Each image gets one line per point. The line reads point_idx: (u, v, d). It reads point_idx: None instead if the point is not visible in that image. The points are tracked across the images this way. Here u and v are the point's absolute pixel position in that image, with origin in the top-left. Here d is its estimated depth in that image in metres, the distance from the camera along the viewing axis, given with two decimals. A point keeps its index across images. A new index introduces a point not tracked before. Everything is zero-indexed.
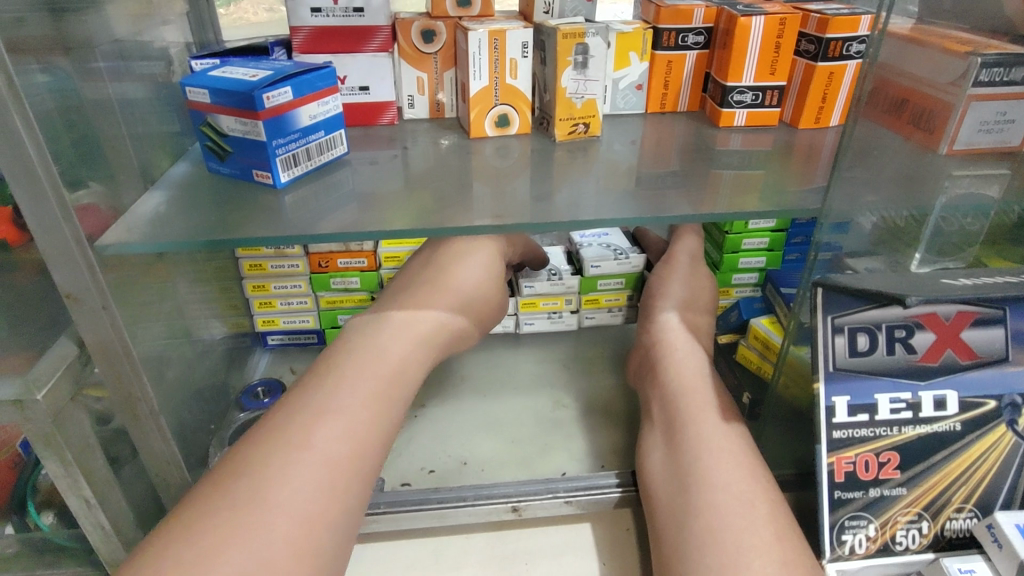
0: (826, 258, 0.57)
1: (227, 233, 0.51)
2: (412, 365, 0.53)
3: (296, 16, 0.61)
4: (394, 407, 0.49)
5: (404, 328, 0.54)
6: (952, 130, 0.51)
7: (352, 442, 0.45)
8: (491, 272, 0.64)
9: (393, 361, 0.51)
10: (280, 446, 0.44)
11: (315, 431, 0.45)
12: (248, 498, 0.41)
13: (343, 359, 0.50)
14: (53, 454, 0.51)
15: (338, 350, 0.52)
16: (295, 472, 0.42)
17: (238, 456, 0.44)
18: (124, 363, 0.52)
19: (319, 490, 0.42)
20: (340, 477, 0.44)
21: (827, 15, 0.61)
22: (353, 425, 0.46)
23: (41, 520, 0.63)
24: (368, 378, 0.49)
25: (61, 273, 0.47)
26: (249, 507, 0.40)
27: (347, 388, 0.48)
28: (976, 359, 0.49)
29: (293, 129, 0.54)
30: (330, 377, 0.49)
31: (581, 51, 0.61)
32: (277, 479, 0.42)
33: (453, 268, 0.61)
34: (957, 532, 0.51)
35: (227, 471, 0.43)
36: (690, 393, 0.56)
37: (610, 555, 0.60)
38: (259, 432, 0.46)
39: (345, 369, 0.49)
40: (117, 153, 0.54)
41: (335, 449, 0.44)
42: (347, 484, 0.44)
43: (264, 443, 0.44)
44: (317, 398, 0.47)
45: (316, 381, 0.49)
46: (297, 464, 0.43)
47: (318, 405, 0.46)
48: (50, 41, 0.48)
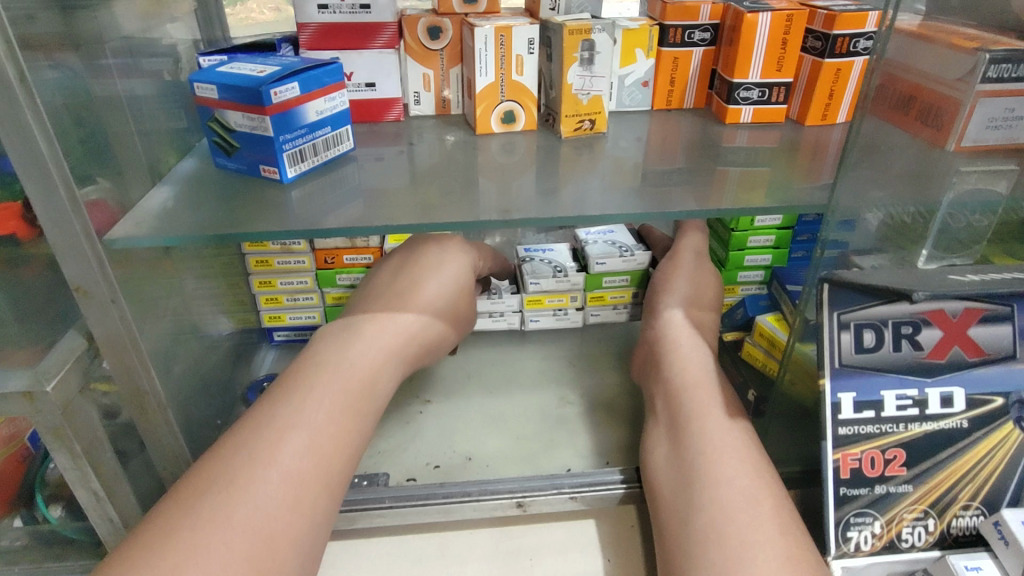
0: (833, 255, 0.58)
1: (234, 228, 0.51)
2: (381, 379, 0.53)
3: (303, 13, 0.62)
4: (360, 422, 0.49)
5: (371, 338, 0.54)
6: (960, 126, 0.51)
7: (316, 458, 0.45)
8: (461, 285, 0.64)
9: (362, 375, 0.51)
10: (242, 461, 0.44)
11: (282, 447, 0.45)
12: (213, 513, 0.41)
13: (311, 370, 0.50)
14: (62, 446, 0.51)
15: (305, 360, 0.52)
16: (258, 489, 0.42)
17: (209, 465, 0.44)
18: (133, 356, 0.52)
19: (281, 507, 0.43)
20: (302, 495, 0.44)
21: (834, 11, 0.61)
22: (318, 441, 0.46)
23: (49, 513, 0.63)
24: (337, 392, 0.49)
25: (71, 267, 0.47)
26: (214, 523, 0.40)
27: (314, 402, 0.48)
28: (983, 356, 0.49)
29: (300, 124, 0.54)
30: (296, 390, 0.48)
31: (587, 47, 0.61)
32: (242, 494, 0.42)
33: (427, 279, 0.61)
34: (964, 529, 0.51)
35: (199, 480, 0.43)
36: (696, 388, 0.56)
37: (615, 552, 0.60)
38: (226, 444, 0.46)
39: (313, 380, 0.49)
40: (125, 149, 0.55)
41: (298, 466, 0.44)
42: (310, 502, 0.44)
43: (232, 455, 0.44)
44: (285, 410, 0.47)
45: (284, 392, 0.49)
46: (256, 481, 0.43)
47: (283, 419, 0.46)
48: (61, 37, 0.49)
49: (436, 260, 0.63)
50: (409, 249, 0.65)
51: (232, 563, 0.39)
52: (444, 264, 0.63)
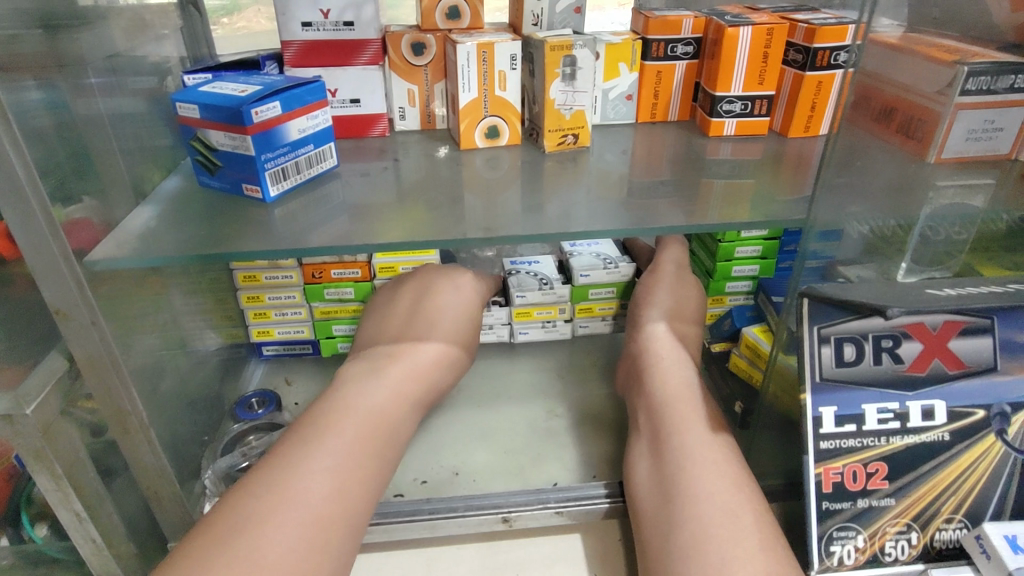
0: (817, 266, 0.58)
1: (218, 247, 0.52)
2: (398, 421, 0.53)
3: (287, 31, 0.62)
4: (380, 462, 0.50)
5: (388, 384, 0.55)
6: (941, 138, 0.52)
7: (341, 502, 0.46)
8: (465, 320, 0.68)
9: (383, 419, 0.52)
10: (260, 502, 0.44)
11: (308, 488, 0.45)
12: (239, 553, 0.41)
13: (331, 414, 0.50)
14: (43, 468, 0.51)
15: (326, 402, 0.52)
16: (283, 530, 0.43)
17: (224, 510, 0.44)
18: (113, 377, 0.52)
19: (303, 550, 0.43)
20: (323, 538, 0.44)
21: (814, 25, 0.62)
22: (339, 483, 0.46)
23: (35, 532, 0.62)
24: (362, 436, 0.50)
25: (50, 289, 0.47)
26: (237, 568, 0.40)
27: (336, 443, 0.48)
28: (963, 368, 0.49)
29: (282, 143, 0.55)
30: (315, 432, 0.49)
31: (568, 63, 0.62)
32: (265, 534, 0.42)
33: (437, 321, 0.65)
34: (947, 543, 0.51)
35: (224, 518, 0.44)
36: (679, 400, 0.57)
37: (601, 566, 0.60)
38: (249, 484, 0.46)
39: (332, 423, 0.50)
40: (107, 168, 0.55)
41: (325, 508, 0.45)
42: (331, 544, 0.44)
43: (256, 494, 0.45)
44: (309, 450, 0.47)
45: (306, 433, 0.49)
46: (281, 525, 0.43)
47: (297, 459, 0.47)
48: (43, 58, 0.49)
49: (446, 303, 0.67)
50: (419, 295, 0.68)
51: None
52: (447, 304, 0.67)
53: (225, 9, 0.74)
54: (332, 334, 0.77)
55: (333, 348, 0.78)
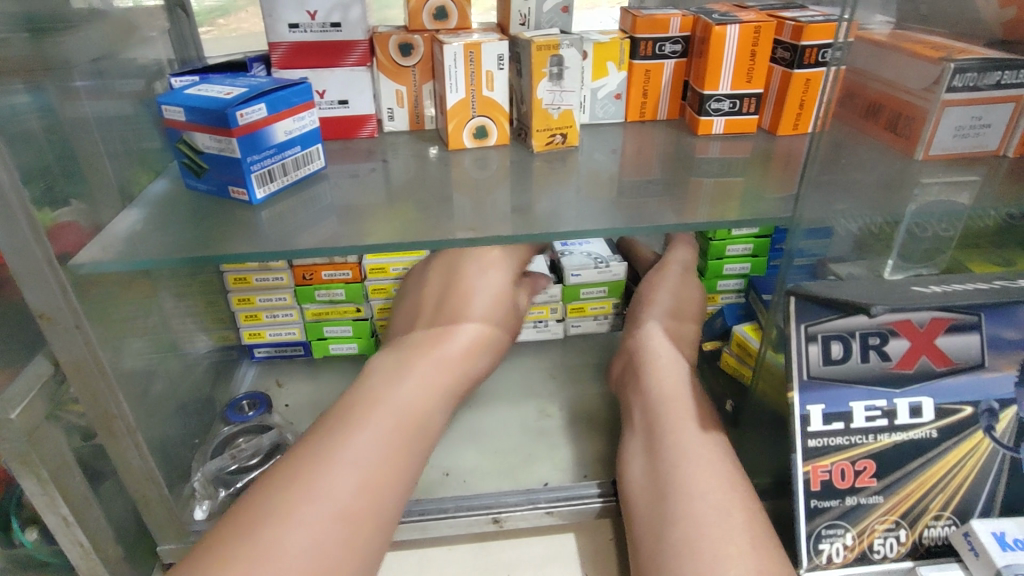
0: (806, 264, 0.56)
1: (206, 249, 0.52)
2: (428, 416, 0.53)
3: (274, 32, 0.62)
4: (410, 459, 0.50)
5: (418, 377, 0.55)
6: (928, 134, 0.53)
7: (369, 497, 0.46)
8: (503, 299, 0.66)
9: (414, 413, 0.52)
10: (287, 491, 0.44)
11: (336, 480, 0.45)
12: (267, 544, 0.41)
13: (362, 406, 0.50)
14: (29, 472, 0.51)
15: (358, 394, 0.53)
16: (311, 523, 0.43)
17: (252, 500, 0.45)
18: (99, 381, 0.52)
19: (331, 544, 0.43)
20: (351, 532, 0.44)
21: (801, 23, 0.61)
22: (368, 477, 0.46)
23: (24, 537, 0.61)
24: (391, 430, 0.49)
25: (34, 293, 0.47)
26: (263, 560, 0.41)
27: (366, 436, 0.48)
28: (950, 365, 0.49)
29: (268, 145, 0.55)
30: (346, 424, 0.49)
31: (556, 62, 0.62)
32: (293, 525, 0.42)
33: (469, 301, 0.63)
34: (935, 540, 0.51)
35: (255, 507, 0.44)
36: (671, 400, 0.57)
37: (592, 565, 0.60)
38: (280, 473, 0.46)
39: (360, 416, 0.49)
40: (93, 171, 0.55)
41: (354, 502, 0.45)
42: (357, 540, 0.44)
43: (285, 485, 0.45)
44: (337, 441, 0.47)
45: (337, 424, 0.49)
46: (310, 517, 0.43)
47: (326, 451, 0.47)
48: (28, 61, 0.49)
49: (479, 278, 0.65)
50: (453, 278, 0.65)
51: None
52: (486, 279, 0.65)
53: (221, 10, 0.74)
54: (324, 335, 0.77)
55: (324, 350, 0.78)
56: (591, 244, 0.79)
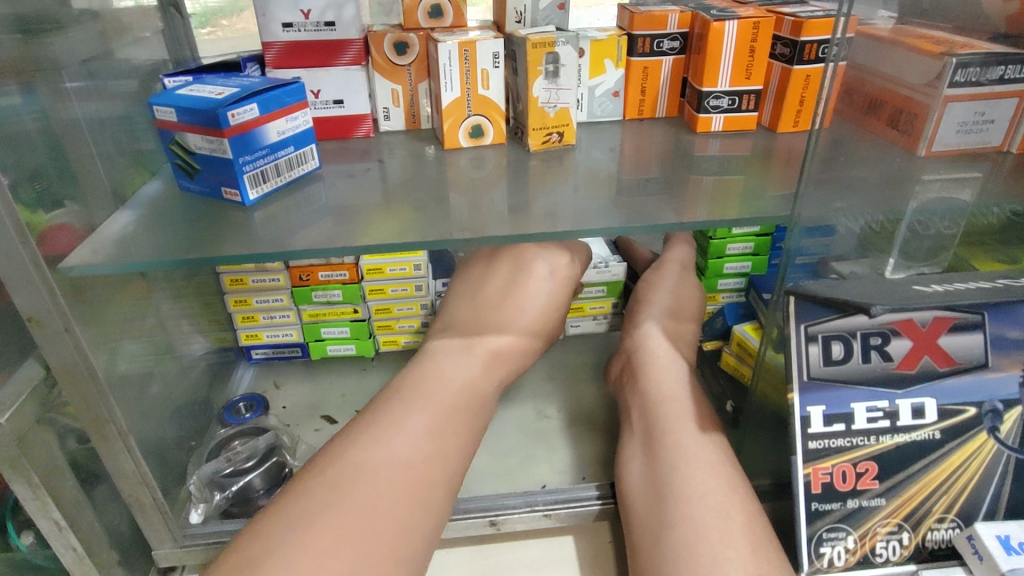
0: (809, 262, 0.55)
1: (197, 251, 0.51)
2: (484, 395, 0.56)
3: (268, 32, 0.61)
4: (470, 433, 0.52)
5: (479, 363, 0.57)
6: (930, 131, 0.52)
7: (439, 462, 0.48)
8: (551, 304, 0.65)
9: (472, 393, 0.54)
10: (364, 453, 0.46)
11: (409, 441, 0.47)
12: (349, 494, 0.43)
13: (427, 380, 0.53)
14: (19, 476, 0.50)
15: (419, 369, 0.55)
16: (391, 478, 0.45)
17: (328, 457, 0.47)
18: (90, 385, 0.51)
19: (410, 501, 0.45)
20: (426, 493, 0.46)
21: (801, 18, 0.60)
22: (438, 445, 0.48)
23: (19, 541, 0.61)
24: (453, 405, 0.52)
25: (23, 297, 0.46)
26: (352, 507, 0.43)
27: (433, 408, 0.50)
28: (954, 365, 0.48)
29: (260, 145, 0.54)
30: (414, 395, 0.51)
31: (552, 60, 0.61)
32: (375, 477, 0.44)
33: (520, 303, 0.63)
34: (939, 543, 0.50)
35: (333, 461, 0.46)
36: (668, 402, 0.56)
37: (589, 569, 0.59)
38: (353, 434, 0.48)
39: (426, 390, 0.52)
40: (83, 173, 0.54)
41: (427, 465, 0.47)
42: (429, 502, 0.46)
43: (361, 442, 0.47)
44: (406, 409, 0.50)
45: (403, 395, 0.51)
46: (390, 477, 0.45)
47: (395, 419, 0.49)
48: (18, 62, 0.48)
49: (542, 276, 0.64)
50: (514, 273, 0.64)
51: (369, 545, 0.41)
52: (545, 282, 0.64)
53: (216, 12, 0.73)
54: (321, 337, 0.77)
55: (322, 351, 0.78)
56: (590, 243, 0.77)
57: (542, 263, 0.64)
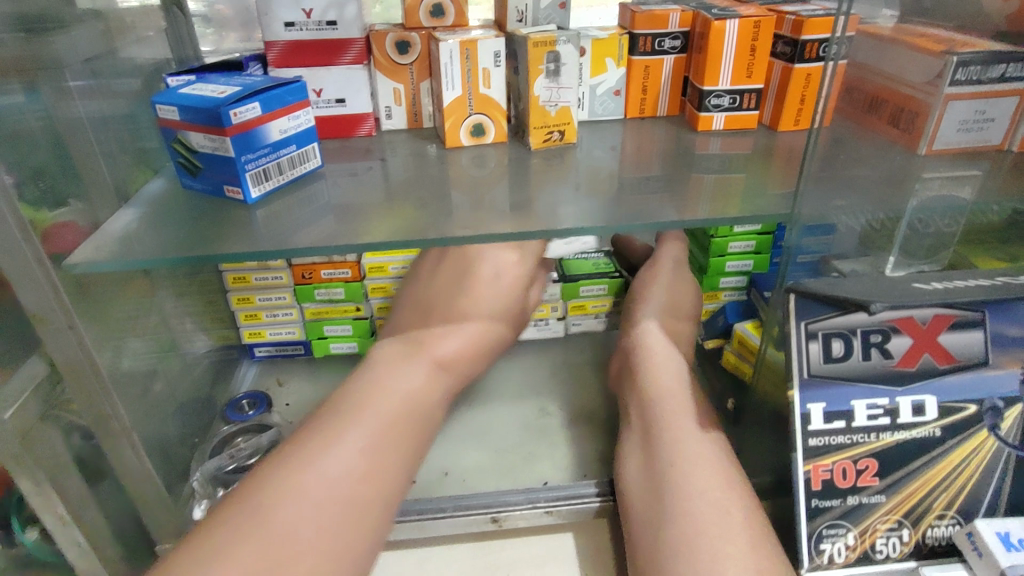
0: (810, 261, 0.55)
1: (199, 249, 0.51)
2: (430, 405, 0.54)
3: (270, 31, 0.62)
4: (409, 446, 0.51)
5: (425, 369, 0.56)
6: (931, 129, 0.52)
7: (372, 482, 0.47)
8: (504, 298, 0.65)
9: (415, 403, 0.53)
10: (290, 477, 0.45)
11: (338, 463, 0.46)
12: (270, 525, 0.42)
13: (367, 392, 0.51)
14: (25, 473, 0.51)
15: (360, 380, 0.53)
16: (314, 505, 0.44)
17: (255, 481, 0.45)
18: (93, 382, 0.52)
19: (335, 526, 0.44)
20: (356, 516, 0.45)
21: (801, 16, 0.61)
22: (370, 464, 0.47)
23: (27, 535, 0.60)
24: (392, 418, 0.50)
25: (27, 294, 0.47)
26: (272, 538, 0.42)
27: (369, 423, 0.49)
28: (954, 363, 0.48)
29: (263, 144, 0.54)
30: (349, 410, 0.50)
31: (552, 59, 0.61)
32: (298, 505, 0.44)
33: (469, 297, 0.63)
34: (939, 539, 0.50)
35: (258, 486, 0.45)
36: (666, 399, 0.56)
37: (590, 566, 0.59)
38: (283, 455, 0.47)
39: (363, 403, 0.50)
40: (86, 171, 0.55)
41: (357, 487, 0.46)
42: (360, 526, 0.45)
43: (287, 466, 0.46)
44: (340, 426, 0.48)
45: (340, 409, 0.50)
46: (316, 504, 0.44)
47: (331, 436, 0.47)
48: (23, 62, 0.49)
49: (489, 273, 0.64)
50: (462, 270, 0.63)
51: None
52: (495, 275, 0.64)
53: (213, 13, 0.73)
54: (323, 335, 0.77)
55: (324, 349, 0.78)
56: None
57: (487, 261, 0.63)
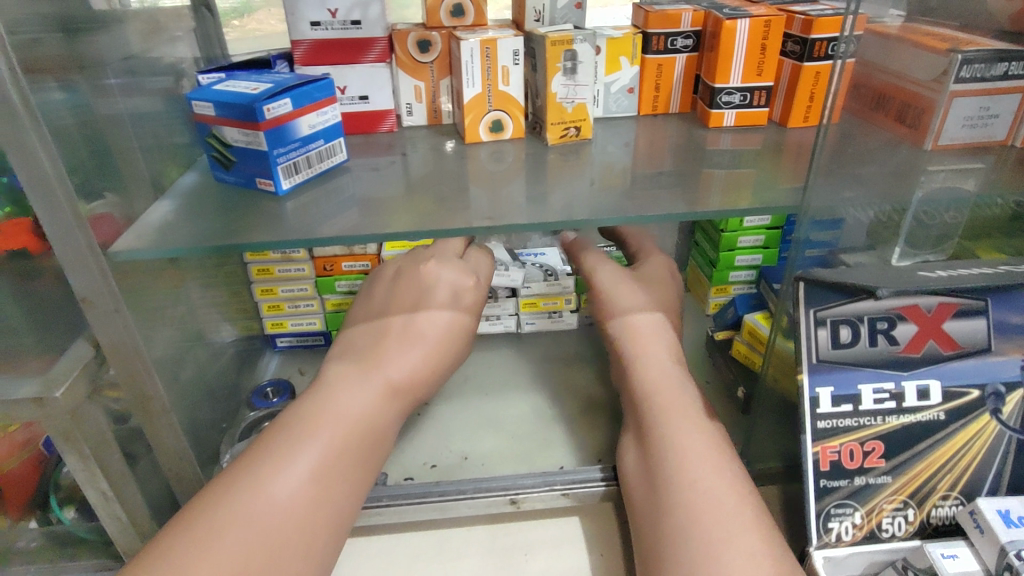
0: (819, 254, 0.57)
1: (233, 238, 0.54)
2: (383, 423, 0.54)
3: (296, 30, 0.64)
4: (360, 465, 0.51)
5: (376, 384, 0.55)
6: (937, 125, 0.54)
7: (319, 504, 0.48)
8: (468, 296, 0.64)
9: (366, 421, 0.52)
10: (239, 498, 0.46)
11: (287, 484, 0.47)
12: (215, 544, 0.43)
13: (319, 411, 0.51)
14: (71, 449, 0.53)
15: (313, 396, 0.53)
16: (260, 525, 0.45)
17: (208, 499, 0.46)
18: (137, 363, 0.54)
19: (280, 546, 0.45)
20: (303, 535, 0.46)
21: (811, 16, 0.62)
22: (320, 486, 0.48)
23: (63, 515, 0.65)
24: (341, 438, 0.50)
25: (78, 278, 0.49)
26: (217, 556, 0.43)
27: (319, 444, 0.49)
28: (958, 349, 0.50)
29: (293, 138, 0.57)
30: (300, 429, 0.50)
31: (569, 57, 0.63)
32: (241, 526, 0.44)
33: (428, 295, 0.62)
34: (943, 519, 0.52)
35: (210, 503, 0.46)
36: (659, 390, 0.57)
37: (604, 547, 0.61)
38: (235, 473, 0.48)
39: (315, 421, 0.51)
40: (126, 164, 0.57)
41: (305, 508, 0.47)
42: (308, 544, 0.46)
43: (237, 485, 0.47)
44: (288, 447, 0.49)
45: (291, 427, 0.50)
46: (257, 530, 0.45)
47: (280, 459, 0.48)
48: (66, 60, 0.51)
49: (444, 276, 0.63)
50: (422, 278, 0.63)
51: None
52: (454, 274, 0.64)
53: (234, 11, 0.76)
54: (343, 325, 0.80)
55: None
56: (544, 255, 0.82)
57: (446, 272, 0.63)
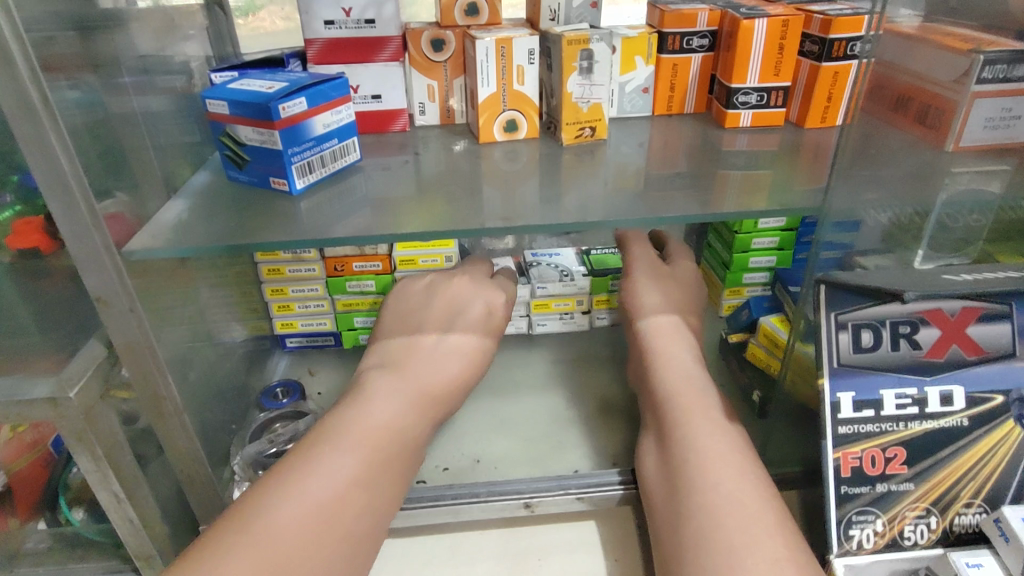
0: (834, 257, 0.57)
1: (247, 238, 0.53)
2: (415, 429, 0.54)
3: (310, 29, 0.64)
4: (394, 469, 0.51)
5: (407, 391, 0.55)
6: (958, 126, 0.53)
7: (352, 506, 0.47)
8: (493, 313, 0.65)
9: (397, 426, 0.52)
10: (270, 501, 0.45)
11: (318, 486, 0.46)
12: (249, 545, 0.43)
13: (350, 417, 0.51)
14: (84, 450, 0.53)
15: (344, 405, 0.53)
16: (292, 525, 0.44)
17: (241, 506, 0.46)
18: (150, 363, 0.54)
19: (312, 546, 0.44)
20: (336, 536, 0.46)
21: (829, 15, 0.62)
22: (352, 488, 0.48)
23: (72, 515, 0.66)
24: (373, 442, 0.50)
25: (91, 278, 0.49)
26: (249, 558, 0.42)
27: (351, 448, 0.49)
28: (982, 355, 0.50)
29: (307, 137, 0.56)
30: (332, 435, 0.50)
31: (586, 56, 0.63)
32: (273, 527, 0.44)
33: (457, 313, 0.63)
34: (966, 527, 0.51)
35: (242, 509, 0.46)
36: (683, 392, 0.56)
37: (619, 553, 0.61)
38: (267, 479, 0.48)
39: (346, 426, 0.50)
40: (140, 164, 0.57)
41: (336, 508, 0.46)
42: (340, 546, 0.46)
43: (269, 490, 0.46)
44: (319, 450, 0.48)
45: (322, 435, 0.50)
46: (288, 529, 0.44)
47: (311, 464, 0.48)
48: (81, 58, 0.51)
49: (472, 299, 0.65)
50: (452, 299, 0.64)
51: None
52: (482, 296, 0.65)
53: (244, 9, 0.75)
54: (354, 326, 0.79)
55: (353, 340, 0.80)
56: (560, 257, 0.81)
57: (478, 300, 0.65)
